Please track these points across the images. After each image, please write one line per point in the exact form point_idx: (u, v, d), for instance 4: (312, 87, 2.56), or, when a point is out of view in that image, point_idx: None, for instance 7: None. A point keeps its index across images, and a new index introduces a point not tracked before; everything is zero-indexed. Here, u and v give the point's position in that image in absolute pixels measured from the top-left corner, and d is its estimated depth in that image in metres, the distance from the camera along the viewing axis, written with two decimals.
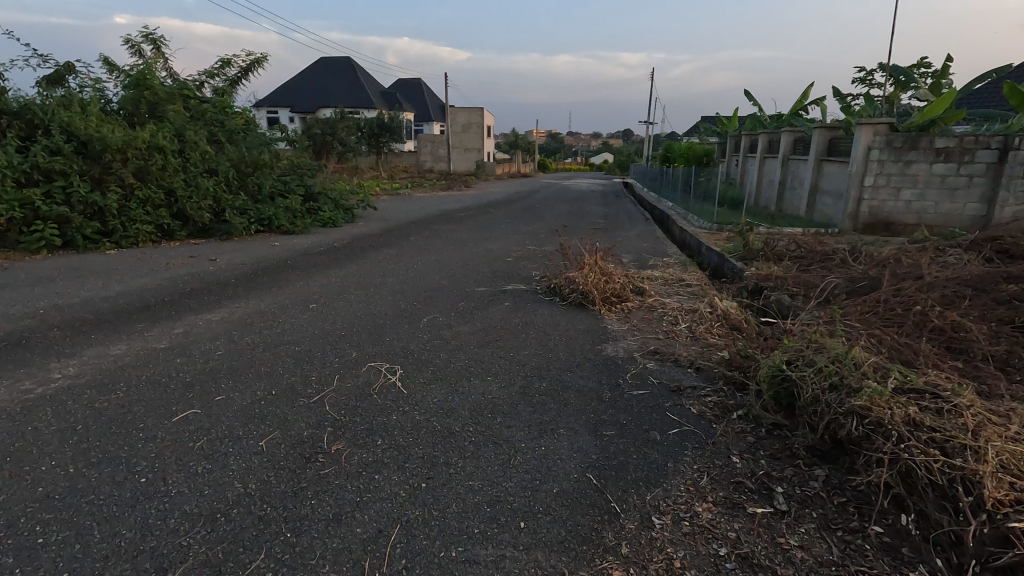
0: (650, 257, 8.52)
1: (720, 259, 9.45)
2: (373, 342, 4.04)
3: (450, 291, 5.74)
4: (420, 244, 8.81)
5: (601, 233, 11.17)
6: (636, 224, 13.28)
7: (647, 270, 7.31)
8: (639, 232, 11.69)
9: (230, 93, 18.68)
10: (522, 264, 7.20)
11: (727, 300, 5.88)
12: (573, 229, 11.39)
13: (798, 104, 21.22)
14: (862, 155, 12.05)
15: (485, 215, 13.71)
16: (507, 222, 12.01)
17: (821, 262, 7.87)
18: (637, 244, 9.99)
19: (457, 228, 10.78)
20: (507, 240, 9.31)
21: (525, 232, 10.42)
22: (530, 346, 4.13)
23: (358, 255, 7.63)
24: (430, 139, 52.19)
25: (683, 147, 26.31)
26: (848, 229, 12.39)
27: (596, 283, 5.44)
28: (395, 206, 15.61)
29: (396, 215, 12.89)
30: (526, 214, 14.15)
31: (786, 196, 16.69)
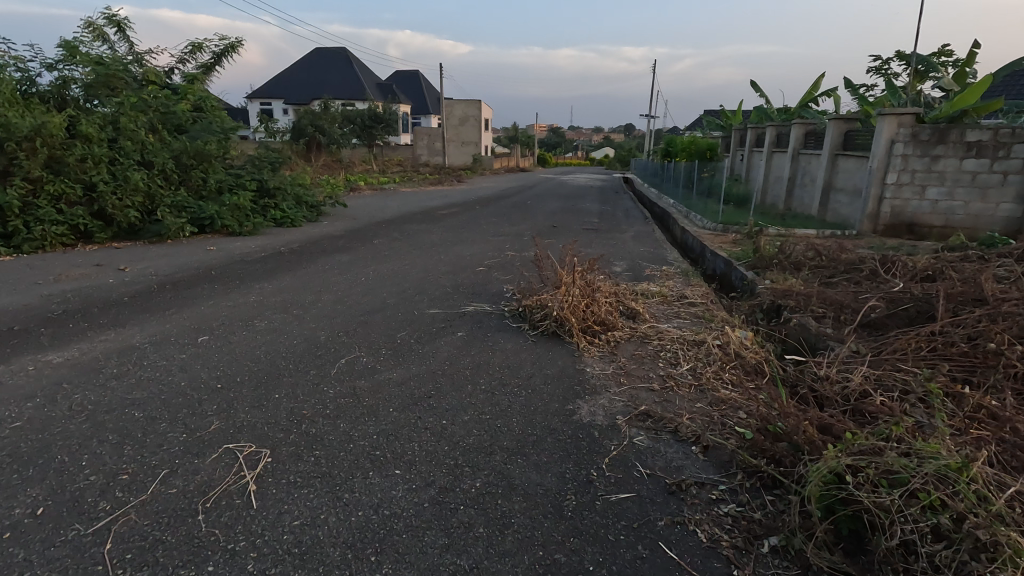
0: (648, 266, 7.37)
1: (728, 267, 8.28)
2: (253, 402, 2.90)
3: (394, 313, 4.61)
4: (382, 248, 7.65)
5: (594, 236, 9.99)
6: (633, 224, 12.12)
7: (643, 284, 6.15)
8: (637, 234, 10.52)
9: (201, 80, 17.46)
10: (494, 277, 6.04)
11: (741, 327, 4.73)
12: (563, 231, 10.21)
13: (807, 96, 19.96)
14: (884, 149, 10.88)
15: (470, 213, 12.50)
16: (491, 223, 10.80)
17: (847, 273, 6.72)
18: (633, 248, 8.81)
19: (433, 229, 9.62)
20: (485, 245, 8.17)
21: (507, 234, 9.26)
22: (475, 407, 3.00)
23: (304, 262, 6.51)
24: (426, 132, 50.87)
25: (685, 141, 25.00)
26: (867, 231, 11.21)
27: (575, 309, 4.29)
28: (373, 203, 14.40)
29: (370, 214, 11.67)
30: (515, 212, 12.95)
31: (796, 195, 15.47)
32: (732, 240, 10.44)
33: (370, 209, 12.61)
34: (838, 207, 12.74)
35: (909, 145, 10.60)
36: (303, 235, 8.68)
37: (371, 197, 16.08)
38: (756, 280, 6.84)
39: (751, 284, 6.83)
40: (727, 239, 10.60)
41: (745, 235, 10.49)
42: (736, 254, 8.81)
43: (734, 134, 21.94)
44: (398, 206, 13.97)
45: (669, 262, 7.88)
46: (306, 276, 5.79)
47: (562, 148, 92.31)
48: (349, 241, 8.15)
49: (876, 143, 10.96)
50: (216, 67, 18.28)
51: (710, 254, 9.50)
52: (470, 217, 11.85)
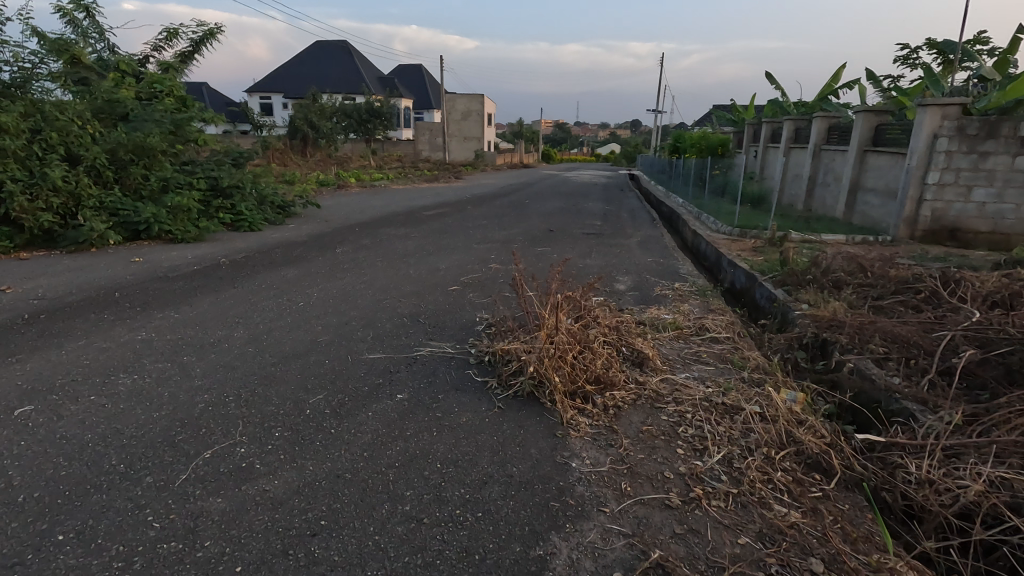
0: (658, 283, 6.16)
1: (752, 282, 7.04)
2: (8, 556, 1.76)
3: (320, 359, 3.45)
4: (345, 258, 6.52)
5: (596, 242, 8.79)
6: (640, 227, 10.93)
7: (652, 311, 4.97)
8: (644, 240, 9.31)
9: (178, 70, 16.43)
10: (468, 301, 4.90)
11: (785, 380, 3.53)
12: (561, 236, 9.03)
13: (827, 88, 18.63)
14: (925, 145, 9.62)
15: (459, 215, 11.29)
16: (480, 226, 9.60)
17: (903, 296, 5.49)
18: (640, 259, 7.59)
19: (412, 234, 8.46)
20: (468, 255, 7.00)
21: (495, 241, 8.11)
22: (383, 560, 1.85)
23: (241, 279, 5.39)
24: (428, 127, 49.66)
25: (695, 137, 23.63)
26: (903, 237, 9.97)
27: (561, 359, 3.11)
28: (357, 202, 13.26)
29: (347, 215, 10.47)
30: (509, 214, 11.74)
31: (818, 195, 14.18)
32: (753, 247, 9.22)
33: (348, 209, 11.43)
34: (868, 210, 11.47)
35: (955, 141, 9.33)
36: (259, 241, 7.54)
37: (357, 196, 14.91)
38: (791, 303, 5.61)
39: (786, 307, 5.60)
40: (746, 246, 9.37)
41: (767, 243, 9.26)
42: (761, 266, 7.58)
43: (748, 129, 20.65)
44: (383, 205, 12.78)
45: (684, 277, 6.66)
46: (232, 299, 4.66)
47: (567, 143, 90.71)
48: (308, 249, 7.01)
49: (916, 139, 9.70)
50: (196, 56, 17.22)
51: (730, 264, 8.30)
52: (458, 219, 10.63)
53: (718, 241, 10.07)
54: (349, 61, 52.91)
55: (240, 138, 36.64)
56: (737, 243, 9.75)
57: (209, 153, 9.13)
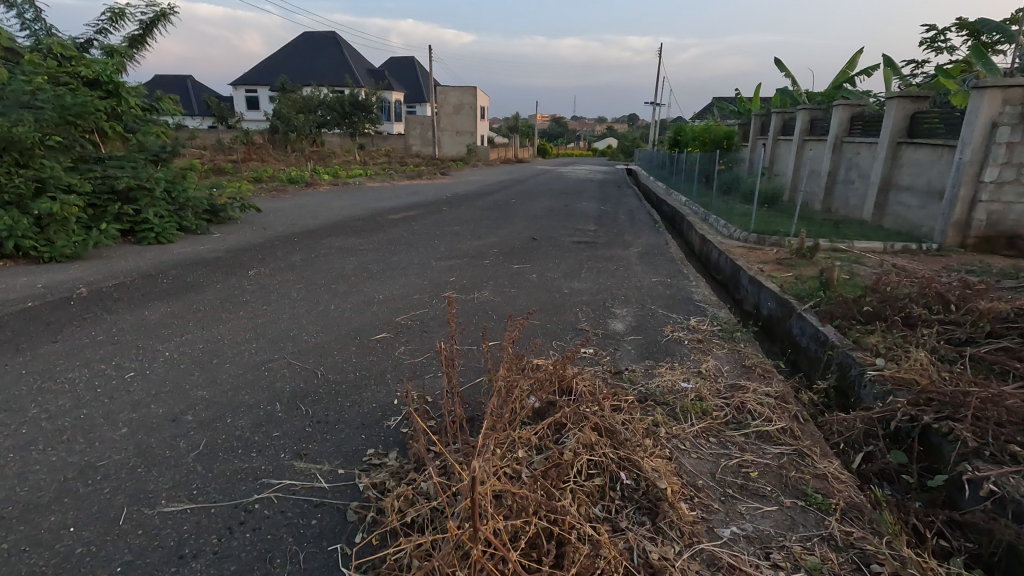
0: (667, 320, 4.60)
1: (786, 310, 5.46)
2: None
3: (60, 523, 1.87)
4: (254, 285, 4.94)
5: (586, 255, 7.22)
6: (641, 233, 9.39)
7: (664, 375, 3.41)
8: (646, 251, 7.75)
9: (127, 56, 14.84)
10: (394, 364, 3.33)
11: (914, 552, 1.99)
12: (547, 247, 7.48)
13: (843, 75, 17.01)
14: (981, 136, 8.00)
15: (431, 219, 9.70)
16: (451, 234, 8.01)
17: (1012, 343, 3.93)
18: (643, 280, 6.03)
19: (363, 245, 6.90)
20: (422, 277, 5.45)
21: (462, 255, 6.55)
22: None
23: (83, 322, 3.82)
24: (419, 121, 47.80)
25: (697, 129, 21.97)
26: (951, 245, 8.43)
27: (504, 557, 1.57)
28: (318, 203, 11.65)
29: (297, 220, 8.88)
30: (488, 217, 10.18)
31: (840, 193, 12.60)
32: (778, 259, 7.67)
33: (303, 212, 9.86)
34: (905, 212, 9.92)
35: (1020, 130, 7.71)
36: (162, 256, 5.97)
37: (323, 196, 13.30)
38: (856, 352, 4.04)
39: (846, 359, 4.04)
40: (768, 258, 7.82)
41: (794, 254, 7.71)
42: (795, 286, 6.03)
43: (754, 121, 19.07)
44: (347, 206, 11.19)
45: (702, 307, 5.11)
46: (31, 367, 3.07)
47: (564, 138, 88.97)
48: (215, 269, 5.44)
49: (969, 128, 8.11)
50: (149, 40, 15.66)
51: (751, 283, 6.73)
52: (429, 224, 9.05)
53: (732, 251, 8.52)
54: (337, 53, 51.05)
55: (220, 134, 34.99)
56: (757, 254, 8.21)
57: (120, 147, 7.53)
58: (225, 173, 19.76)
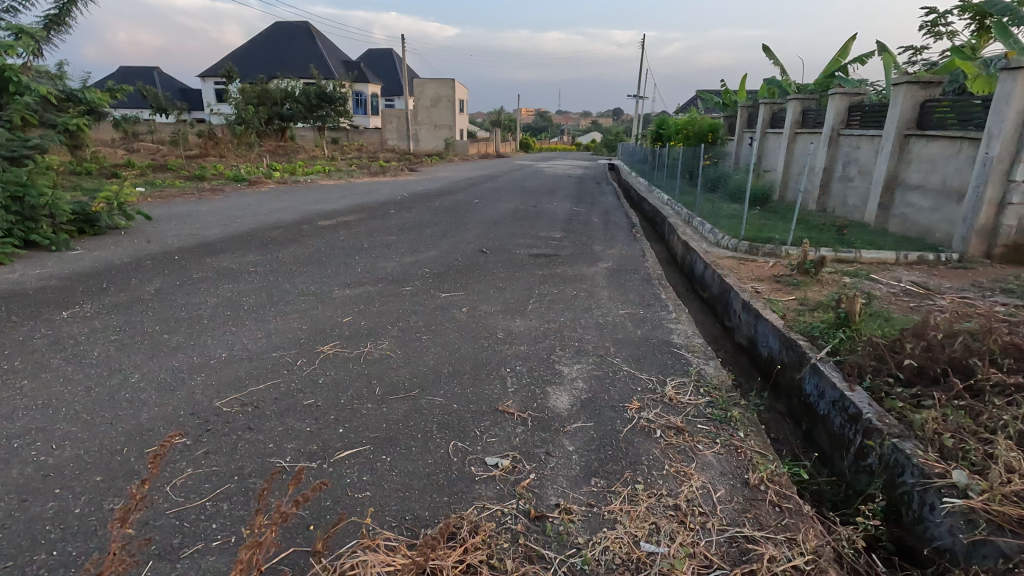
0: (634, 387, 3.22)
1: (798, 356, 4.10)
2: None
3: None
4: (50, 337, 3.45)
5: (541, 273, 5.83)
6: (614, 241, 8.03)
7: (617, 524, 2.05)
8: (616, 267, 6.38)
9: (39, 38, 13.05)
10: (150, 517, 1.92)
11: None
12: (495, 264, 6.08)
13: (835, 63, 15.81)
14: (1013, 126, 6.71)
15: (368, 225, 8.24)
16: (380, 247, 6.57)
17: None
18: (609, 312, 4.64)
19: (258, 265, 5.44)
20: (304, 316, 4.01)
21: (379, 279, 5.10)
22: None
23: None
24: (396, 114, 45.94)
25: (681, 122, 20.67)
26: (974, 254, 7.19)
27: None
28: (246, 206, 10.10)
29: (201, 229, 7.36)
30: (437, 222, 8.73)
31: (837, 192, 11.36)
32: (776, 276, 6.35)
33: (217, 219, 8.34)
34: (915, 215, 8.67)
35: None
36: None
37: (259, 196, 11.73)
38: (911, 447, 2.70)
39: (899, 459, 2.68)
40: (764, 275, 6.51)
41: (795, 270, 6.40)
42: (803, 319, 4.71)
43: (740, 113, 17.83)
44: (279, 210, 9.68)
45: (683, 358, 3.74)
46: None
47: (548, 132, 87.41)
48: (18, 309, 3.93)
49: (997, 118, 6.81)
50: (68, 22, 13.88)
51: (746, 310, 5.38)
52: (361, 233, 7.58)
53: (719, 264, 7.18)
54: (309, 43, 48.96)
55: (180, 129, 33.01)
56: (750, 269, 6.87)
57: None
58: (167, 170, 18.04)
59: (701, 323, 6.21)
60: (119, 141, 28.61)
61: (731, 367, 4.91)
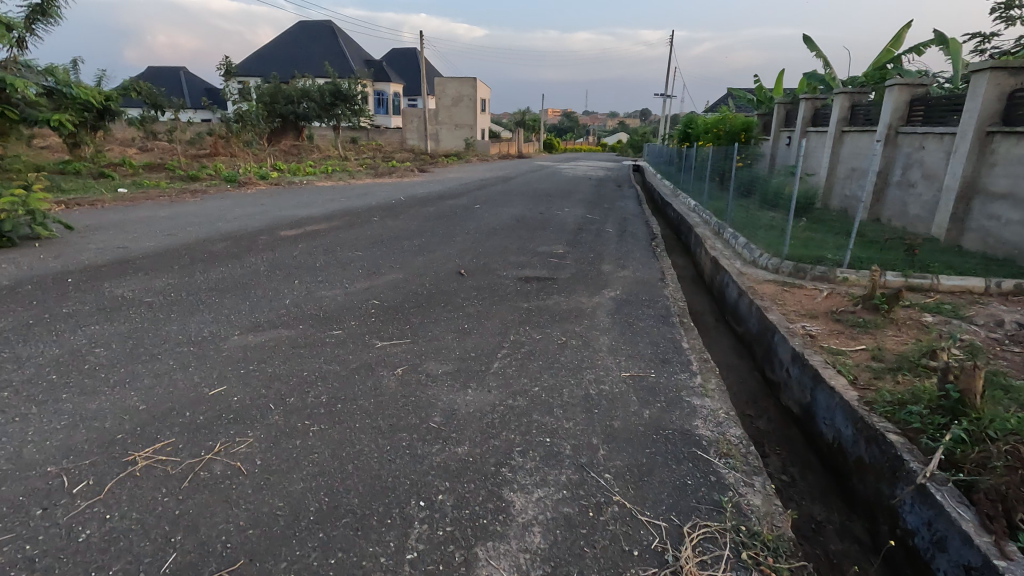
0: (624, 550, 1.89)
1: (887, 461, 2.71)
2: None
3: None
4: None
5: (527, 306, 4.52)
6: (628, 259, 6.67)
7: None
8: (626, 297, 5.02)
9: (22, 28, 12.29)
10: None
11: None
12: (470, 292, 4.78)
13: (888, 55, 14.08)
14: None
15: (339, 236, 7.04)
16: (336, 267, 5.34)
17: None
18: (607, 374, 3.30)
19: (162, 293, 4.26)
20: (155, 384, 2.78)
21: (306, 318, 3.86)
22: None
23: None
24: (417, 113, 45.01)
25: (711, 120, 19.04)
26: None
27: None
28: (217, 211, 9.05)
29: (136, 241, 6.25)
30: (421, 233, 7.48)
31: (894, 200, 9.74)
32: (833, 313, 4.92)
33: (170, 227, 7.28)
34: (1000, 230, 7.09)
35: None
36: None
37: (241, 199, 10.71)
38: None
39: None
40: (817, 310, 5.07)
41: (859, 305, 4.95)
42: (884, 391, 3.31)
43: (777, 111, 16.20)
44: (249, 215, 8.57)
45: (711, 472, 2.38)
46: None
47: (574, 132, 85.58)
48: None
49: None
50: (57, 13, 13.14)
51: (798, 365, 3.97)
52: (324, 247, 6.38)
53: (758, 291, 5.75)
54: (331, 42, 48.50)
55: (198, 127, 32.69)
56: (798, 300, 5.44)
57: None
58: (166, 169, 17.27)
59: (734, 372, 4.81)
60: (132, 140, 28.23)
61: (779, 449, 3.52)
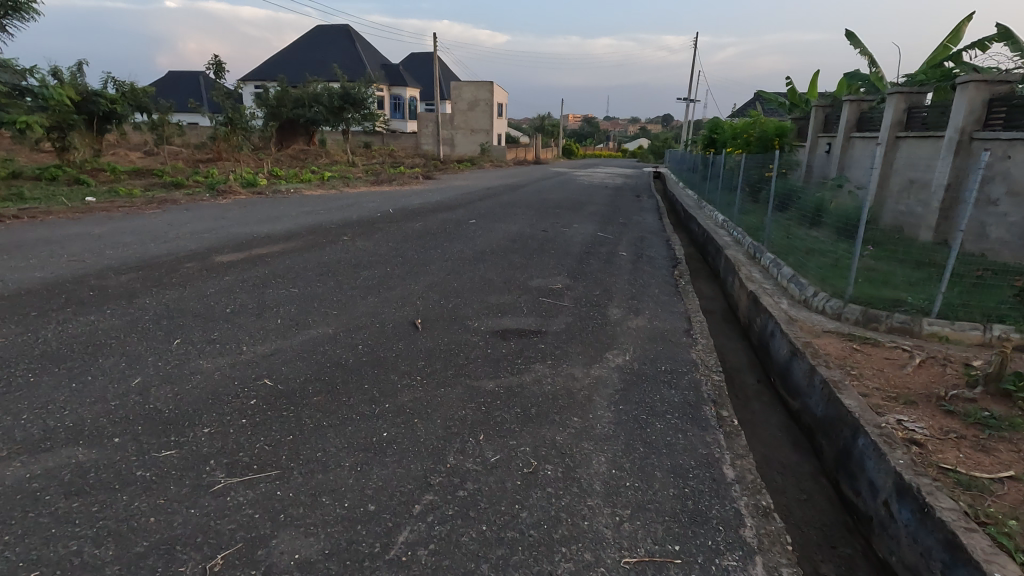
0: None
1: None
2: None
3: None
4: None
5: (493, 388, 3.12)
6: (643, 298, 5.22)
7: None
8: (639, 367, 3.57)
9: None
10: None
11: None
12: (417, 360, 3.40)
13: (945, 51, 12.37)
14: None
15: (287, 264, 5.72)
16: (250, 316, 4.00)
17: None
18: (595, 559, 1.89)
19: None
20: None
21: (134, 422, 2.49)
22: None
23: None
24: (432, 118, 43.90)
25: (739, 126, 17.43)
26: None
27: None
28: (167, 226, 7.82)
29: (23, 270, 4.99)
30: (390, 260, 6.12)
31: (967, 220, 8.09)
32: (940, 400, 3.40)
33: (88, 249, 6.03)
34: None
35: None
36: None
37: (206, 212, 9.49)
38: None
39: None
40: (912, 391, 3.56)
41: (977, 390, 3.43)
42: None
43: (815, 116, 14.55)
44: (199, 233, 7.32)
45: None
46: None
47: (594, 138, 84.03)
48: None
49: None
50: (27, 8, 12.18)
51: (913, 509, 2.49)
52: (258, 279, 5.04)
53: (819, 351, 4.24)
54: (347, 46, 47.85)
55: (206, 131, 32.04)
56: (878, 370, 3.93)
57: None
58: (155, 175, 16.28)
59: (793, 483, 3.33)
60: (138, 144, 27.57)
61: None
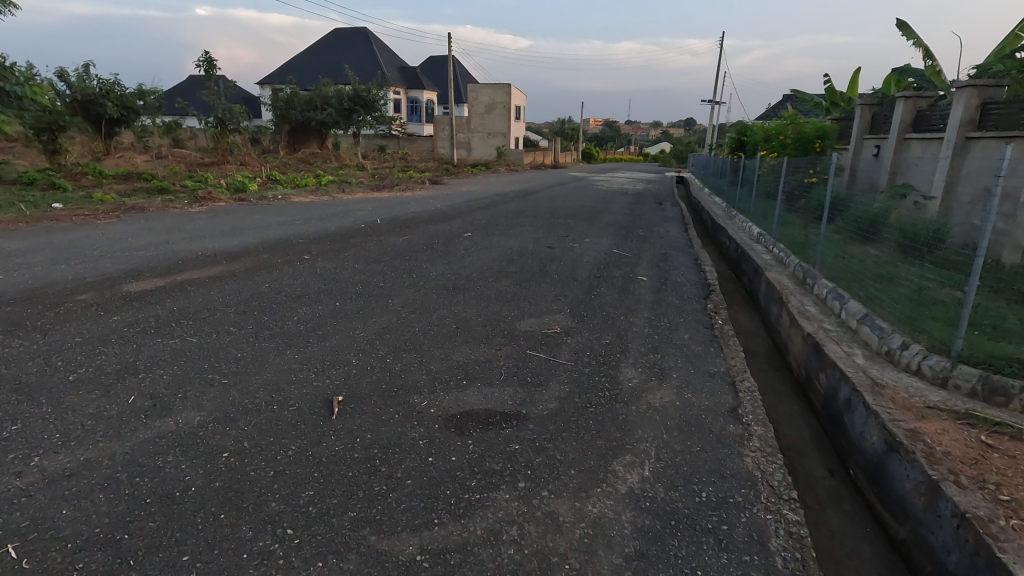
0: None
1: None
2: None
3: None
4: None
5: (410, 559, 1.80)
6: (667, 350, 3.86)
7: None
8: (663, 498, 2.22)
9: None
10: None
11: None
12: (301, 488, 2.10)
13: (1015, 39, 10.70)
14: None
15: (211, 296, 4.47)
16: (94, 392, 2.73)
17: None
18: None
19: None
20: None
21: None
22: None
23: None
24: (447, 121, 42.82)
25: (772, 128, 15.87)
26: None
27: None
28: (104, 241, 6.64)
29: None
30: (346, 290, 4.85)
31: None
32: None
33: None
34: None
35: None
36: None
37: (166, 222, 8.33)
38: None
39: None
40: None
41: None
42: None
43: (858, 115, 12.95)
44: (135, 250, 6.13)
45: None
46: None
47: (615, 142, 82.31)
48: None
49: None
50: None
51: None
52: (153, 322, 3.79)
53: (939, 453, 2.80)
54: (364, 48, 47.15)
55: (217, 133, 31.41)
56: None
57: None
58: (144, 179, 15.34)
59: None
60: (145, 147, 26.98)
61: None
